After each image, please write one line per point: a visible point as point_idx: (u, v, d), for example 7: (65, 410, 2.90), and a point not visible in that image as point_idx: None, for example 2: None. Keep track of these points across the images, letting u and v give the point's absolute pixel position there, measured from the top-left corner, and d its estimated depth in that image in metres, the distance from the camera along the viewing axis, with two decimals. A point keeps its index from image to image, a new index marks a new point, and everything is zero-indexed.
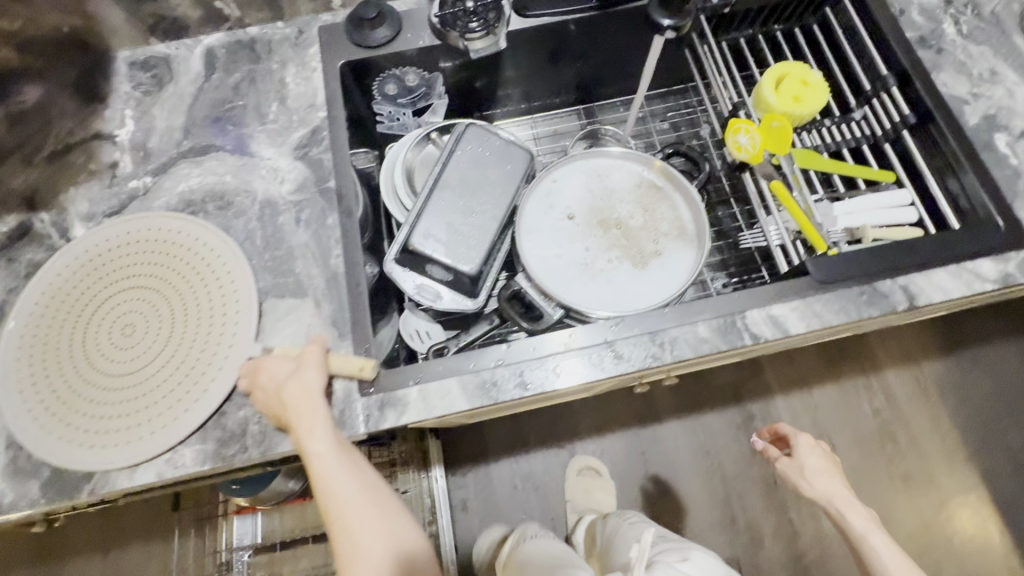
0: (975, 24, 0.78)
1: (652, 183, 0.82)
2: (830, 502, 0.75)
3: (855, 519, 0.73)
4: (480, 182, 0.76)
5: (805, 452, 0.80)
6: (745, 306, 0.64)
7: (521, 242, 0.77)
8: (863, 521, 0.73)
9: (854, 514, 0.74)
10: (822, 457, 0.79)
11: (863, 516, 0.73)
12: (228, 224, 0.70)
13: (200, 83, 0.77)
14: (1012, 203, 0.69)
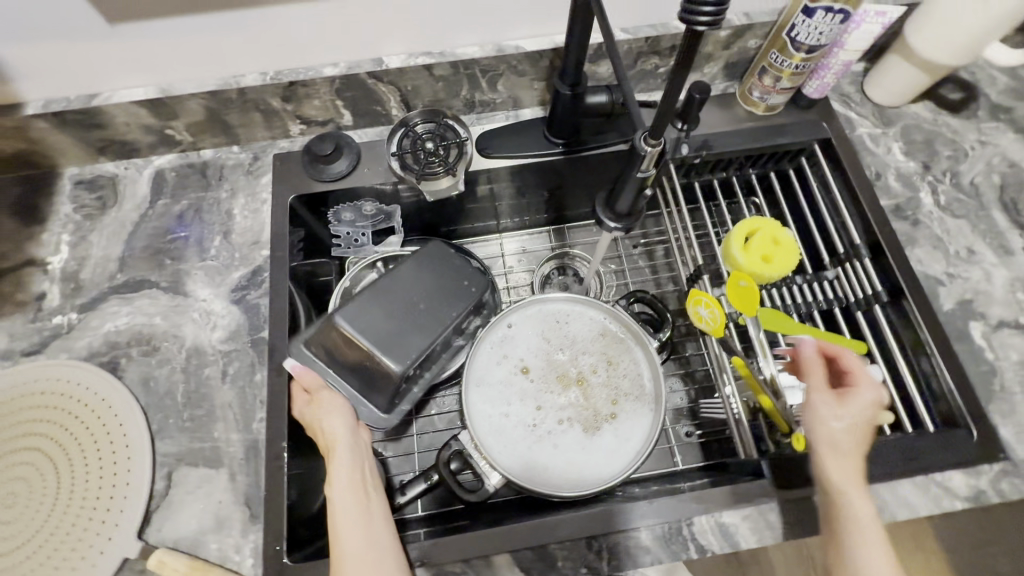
0: (952, 194, 0.76)
1: (613, 336, 0.78)
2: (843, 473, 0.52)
3: (864, 513, 0.50)
4: (421, 322, 0.65)
5: (857, 401, 0.55)
6: (692, 511, 0.59)
7: (466, 397, 0.72)
8: (872, 529, 0.49)
9: (864, 507, 0.50)
10: (868, 429, 0.55)
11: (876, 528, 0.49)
12: (150, 373, 0.65)
13: (144, 209, 0.74)
14: (987, 404, 0.64)
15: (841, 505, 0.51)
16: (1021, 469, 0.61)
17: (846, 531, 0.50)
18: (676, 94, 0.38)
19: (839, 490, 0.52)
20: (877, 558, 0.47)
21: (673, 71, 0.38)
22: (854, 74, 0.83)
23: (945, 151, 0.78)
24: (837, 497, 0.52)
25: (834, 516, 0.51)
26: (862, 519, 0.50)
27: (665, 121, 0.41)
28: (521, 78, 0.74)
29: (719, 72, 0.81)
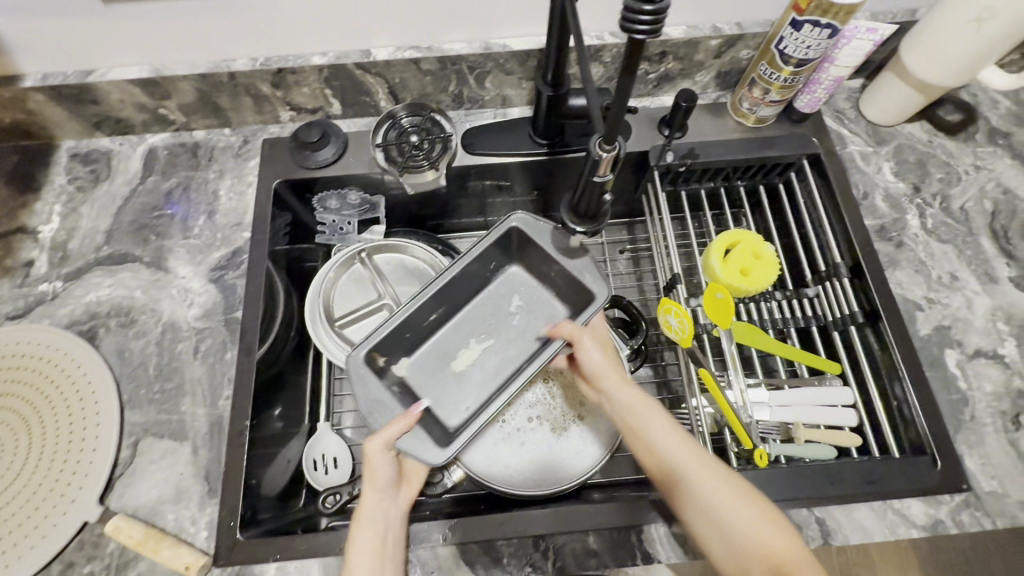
0: (941, 218, 0.74)
1: None
2: (666, 452, 0.56)
3: (696, 478, 0.53)
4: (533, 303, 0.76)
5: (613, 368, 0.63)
6: (645, 520, 0.59)
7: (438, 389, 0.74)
8: (711, 480, 0.53)
9: (692, 470, 0.54)
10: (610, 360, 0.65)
11: (712, 476, 0.53)
12: (126, 344, 0.67)
13: (134, 185, 0.77)
14: (954, 433, 0.63)
15: (677, 479, 0.54)
16: (983, 502, 0.60)
17: (700, 505, 0.53)
18: (622, 100, 0.40)
19: (671, 471, 0.55)
20: (727, 505, 0.52)
21: (619, 78, 0.39)
22: (850, 90, 0.82)
23: (937, 174, 0.77)
24: (673, 476, 0.55)
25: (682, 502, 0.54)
26: (700, 485, 0.53)
27: (614, 127, 0.42)
28: (508, 77, 0.75)
29: (712, 80, 0.81)
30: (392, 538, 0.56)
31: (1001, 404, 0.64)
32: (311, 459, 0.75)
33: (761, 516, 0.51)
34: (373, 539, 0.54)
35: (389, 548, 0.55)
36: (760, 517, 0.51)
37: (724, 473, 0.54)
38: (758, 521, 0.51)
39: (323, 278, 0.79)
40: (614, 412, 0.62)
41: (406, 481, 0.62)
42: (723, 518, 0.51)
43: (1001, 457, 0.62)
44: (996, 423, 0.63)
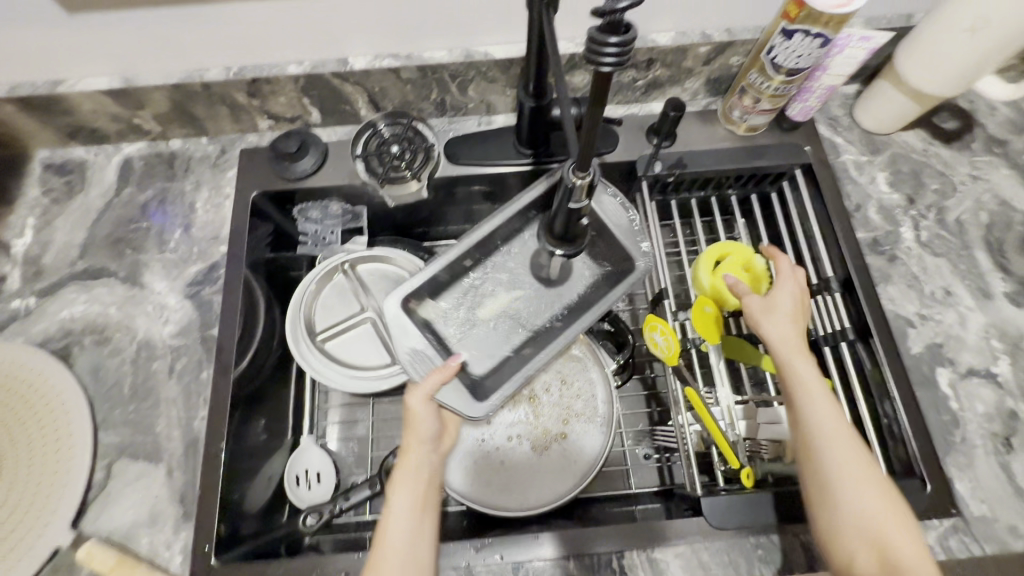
0: (935, 230, 0.72)
1: (572, 355, 0.77)
2: (820, 432, 0.54)
3: (848, 462, 0.52)
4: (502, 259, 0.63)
5: (794, 335, 0.59)
6: (628, 545, 0.58)
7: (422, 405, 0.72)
8: (857, 473, 0.52)
9: (842, 455, 0.53)
10: (795, 310, 0.61)
11: (863, 468, 0.52)
12: (100, 363, 0.66)
13: (109, 197, 0.75)
14: (944, 455, 0.62)
15: (811, 455, 0.54)
16: (971, 527, 0.59)
17: (854, 487, 0.51)
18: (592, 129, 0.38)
19: (824, 446, 0.53)
20: (871, 494, 0.51)
21: (589, 104, 0.37)
22: (845, 96, 0.79)
23: (932, 184, 0.75)
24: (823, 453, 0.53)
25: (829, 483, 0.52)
26: (846, 468, 0.52)
27: (587, 152, 0.40)
28: (491, 85, 0.73)
29: (702, 87, 0.78)
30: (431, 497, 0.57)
31: (993, 425, 0.62)
32: (294, 474, 0.74)
33: (899, 522, 0.50)
34: (417, 489, 0.55)
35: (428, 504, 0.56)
36: (871, 495, 0.52)
37: (854, 449, 0.53)
38: (897, 522, 0.50)
39: (304, 292, 0.78)
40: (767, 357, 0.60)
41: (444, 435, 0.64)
42: (873, 513, 0.50)
43: (991, 480, 0.60)
44: (986, 445, 0.62)
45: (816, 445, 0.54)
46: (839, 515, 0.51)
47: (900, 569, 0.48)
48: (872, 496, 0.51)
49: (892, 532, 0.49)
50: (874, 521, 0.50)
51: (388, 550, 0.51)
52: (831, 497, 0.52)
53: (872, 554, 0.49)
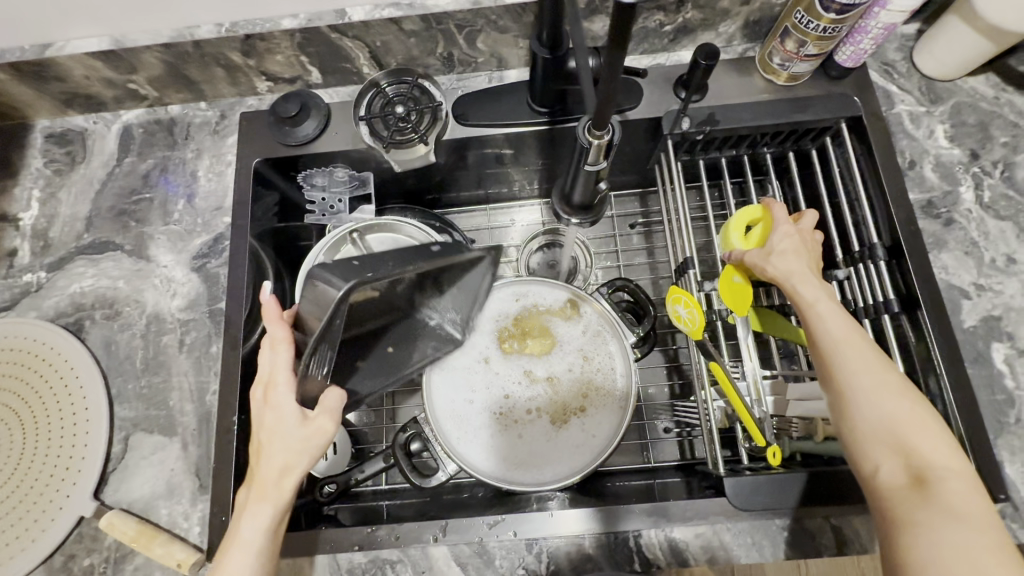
0: (1000, 190, 0.64)
1: (592, 327, 0.73)
2: (830, 341, 0.50)
3: (859, 369, 0.48)
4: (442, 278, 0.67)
5: (796, 260, 0.55)
6: (649, 523, 0.56)
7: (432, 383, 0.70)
8: (872, 379, 0.47)
9: (854, 364, 0.48)
10: (801, 245, 0.57)
11: (881, 375, 0.47)
12: (112, 337, 0.66)
13: (111, 167, 0.73)
14: (994, 438, 0.57)
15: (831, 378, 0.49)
16: (1021, 514, 0.54)
17: (871, 396, 0.47)
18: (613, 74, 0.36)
19: (836, 357, 0.49)
20: (891, 401, 0.46)
21: (608, 51, 0.35)
22: (904, 38, 0.70)
23: (1000, 137, 0.66)
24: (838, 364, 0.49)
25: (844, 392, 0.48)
26: (860, 378, 0.48)
27: (608, 104, 0.38)
28: (502, 35, 0.67)
29: (738, 31, 0.70)
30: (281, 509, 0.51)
31: None
32: None
33: (925, 425, 0.45)
34: (276, 526, 0.50)
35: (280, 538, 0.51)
36: (900, 400, 0.46)
37: (878, 361, 0.48)
38: (921, 426, 0.45)
39: (313, 264, 0.74)
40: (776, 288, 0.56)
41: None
42: (891, 419, 0.46)
43: None
44: None
45: (831, 362, 0.49)
46: (857, 423, 0.47)
47: (929, 474, 0.43)
48: (891, 404, 0.46)
49: (913, 436, 0.45)
50: (895, 429, 0.46)
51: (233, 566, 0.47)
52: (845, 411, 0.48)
53: (894, 464, 0.45)
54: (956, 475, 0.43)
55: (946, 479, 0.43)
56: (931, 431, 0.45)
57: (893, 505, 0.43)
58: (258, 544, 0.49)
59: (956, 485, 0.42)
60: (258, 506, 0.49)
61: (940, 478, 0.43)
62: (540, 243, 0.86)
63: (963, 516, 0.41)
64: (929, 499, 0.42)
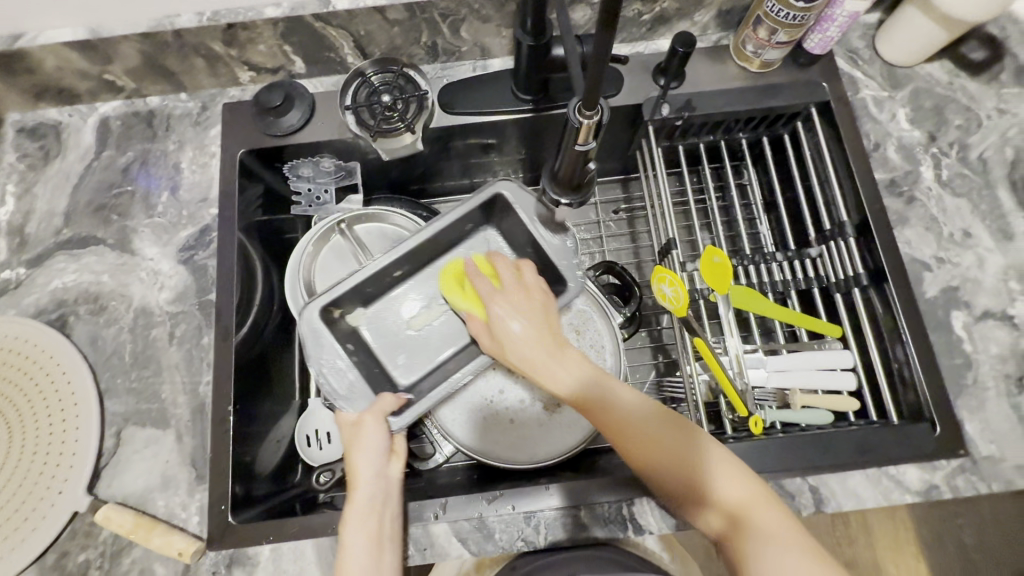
0: (956, 169, 0.69)
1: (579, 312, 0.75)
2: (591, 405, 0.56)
3: (657, 432, 0.53)
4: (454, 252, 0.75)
5: (523, 321, 0.60)
6: (626, 494, 0.59)
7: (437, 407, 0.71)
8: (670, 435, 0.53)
9: (642, 429, 0.54)
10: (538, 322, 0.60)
11: (642, 410, 0.55)
12: (97, 332, 0.65)
13: (89, 160, 0.71)
14: (954, 399, 0.61)
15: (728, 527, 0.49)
16: (980, 467, 0.59)
17: (674, 463, 0.52)
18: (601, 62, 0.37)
19: (643, 448, 0.53)
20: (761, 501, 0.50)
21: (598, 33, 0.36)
22: (866, 27, 0.74)
23: (956, 120, 0.70)
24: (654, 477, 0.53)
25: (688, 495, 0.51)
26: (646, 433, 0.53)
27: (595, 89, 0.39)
28: (485, 24, 0.68)
29: (712, 20, 0.73)
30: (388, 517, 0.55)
31: (1007, 367, 0.62)
32: (304, 434, 0.75)
33: (739, 471, 0.51)
34: (370, 523, 0.54)
35: (387, 533, 0.54)
36: (773, 508, 0.49)
37: (757, 504, 0.49)
38: (715, 465, 0.51)
39: (301, 253, 0.76)
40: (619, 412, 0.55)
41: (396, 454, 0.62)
42: (703, 486, 0.51)
43: (1003, 421, 0.60)
44: (999, 387, 0.61)
45: (631, 421, 0.54)
46: (755, 528, 0.48)
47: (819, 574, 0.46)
48: (721, 458, 0.52)
49: (717, 488, 0.50)
50: (709, 490, 0.51)
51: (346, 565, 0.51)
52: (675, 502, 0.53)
53: (787, 553, 0.46)
54: (777, 506, 0.50)
55: (778, 517, 0.49)
56: (747, 475, 0.51)
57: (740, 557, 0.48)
58: (354, 544, 0.52)
59: (781, 520, 0.49)
60: (352, 508, 0.54)
61: (766, 517, 0.49)
62: None
63: (797, 547, 0.47)
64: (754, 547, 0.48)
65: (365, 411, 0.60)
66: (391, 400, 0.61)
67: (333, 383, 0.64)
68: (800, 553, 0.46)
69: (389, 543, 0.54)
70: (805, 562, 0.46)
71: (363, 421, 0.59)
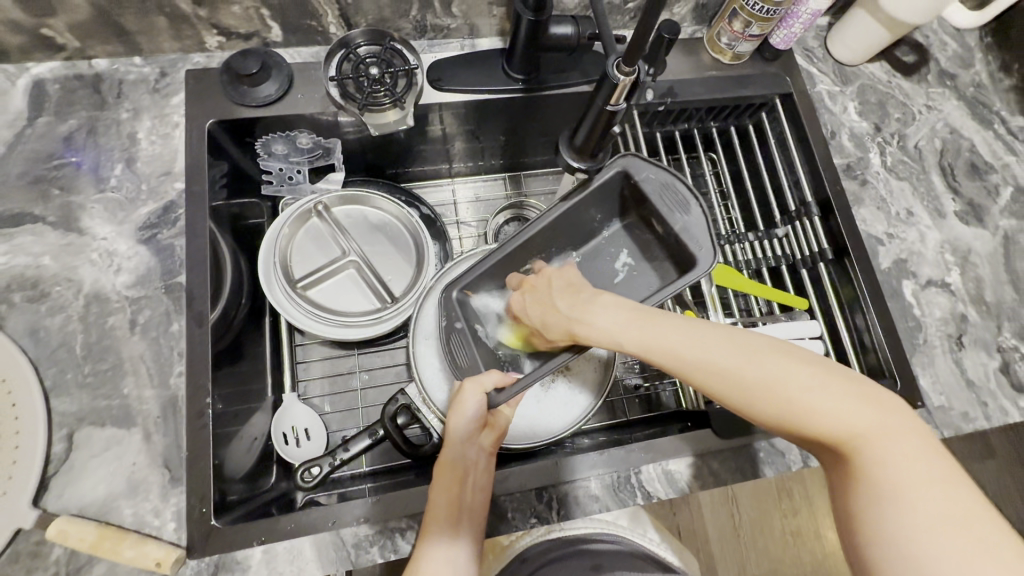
0: (898, 156, 0.77)
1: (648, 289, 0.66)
2: (640, 348, 0.50)
3: (743, 359, 0.46)
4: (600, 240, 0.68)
5: (548, 292, 0.58)
6: (595, 472, 0.60)
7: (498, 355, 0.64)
8: (763, 360, 0.46)
9: (721, 356, 0.47)
10: (562, 284, 0.58)
11: (711, 339, 0.48)
12: (38, 323, 0.56)
13: (20, 127, 0.62)
14: (910, 358, 0.68)
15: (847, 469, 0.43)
16: (933, 416, 0.66)
17: (765, 391, 0.45)
18: (645, 33, 0.42)
19: (727, 376, 0.46)
20: (871, 427, 0.43)
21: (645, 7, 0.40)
22: (818, 28, 0.81)
23: (895, 114, 0.79)
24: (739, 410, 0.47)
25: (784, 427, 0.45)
26: (728, 360, 0.47)
27: (637, 48, 0.44)
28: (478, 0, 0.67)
29: (688, 13, 0.77)
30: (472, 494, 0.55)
31: (948, 328, 0.70)
32: (281, 432, 0.69)
33: (852, 395, 0.44)
34: (452, 489, 0.54)
35: (466, 506, 0.54)
36: (892, 436, 0.42)
37: (869, 437, 0.42)
38: (819, 391, 0.44)
39: (276, 236, 0.71)
40: (685, 356, 0.48)
41: (492, 426, 0.59)
42: (804, 416, 0.44)
43: (949, 375, 0.68)
44: (944, 346, 0.69)
45: (699, 365, 0.47)
46: (877, 473, 0.41)
47: (968, 518, 0.38)
48: (809, 382, 0.45)
49: (821, 418, 0.44)
50: (812, 421, 0.44)
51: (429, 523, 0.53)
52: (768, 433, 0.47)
53: (925, 502, 0.39)
54: (905, 439, 0.42)
55: (909, 452, 0.41)
56: (863, 401, 0.44)
57: (851, 500, 0.42)
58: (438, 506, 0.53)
59: (911, 455, 0.41)
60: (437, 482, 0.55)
61: (884, 449, 0.42)
62: (506, 217, 0.84)
63: (933, 484, 0.39)
64: (863, 487, 0.41)
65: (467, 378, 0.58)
66: (493, 373, 0.58)
67: (454, 354, 0.61)
68: (938, 492, 0.39)
69: (465, 527, 0.53)
70: (936, 506, 0.38)
71: (463, 385, 0.58)
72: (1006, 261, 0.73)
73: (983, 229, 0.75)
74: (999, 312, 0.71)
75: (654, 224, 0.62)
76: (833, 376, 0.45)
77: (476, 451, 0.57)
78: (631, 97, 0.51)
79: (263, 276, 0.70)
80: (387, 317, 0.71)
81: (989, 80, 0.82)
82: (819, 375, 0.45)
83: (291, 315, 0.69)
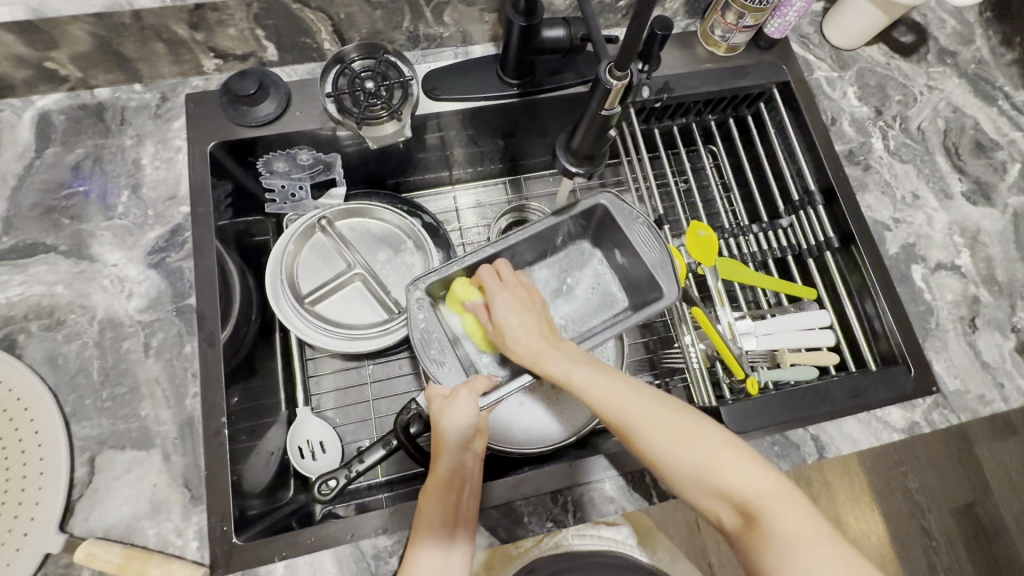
0: (901, 139, 0.77)
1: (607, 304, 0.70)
2: (586, 390, 0.54)
3: (668, 412, 0.52)
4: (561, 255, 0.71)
5: (519, 316, 0.60)
6: (609, 473, 0.60)
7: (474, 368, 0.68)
8: (686, 415, 0.52)
9: (646, 409, 0.52)
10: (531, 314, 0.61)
11: (645, 396, 0.53)
12: (56, 350, 0.58)
13: (29, 159, 0.63)
14: (923, 344, 0.68)
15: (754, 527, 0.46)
16: (949, 400, 0.65)
17: (686, 443, 0.50)
18: (637, 34, 0.41)
19: (655, 428, 0.51)
20: (769, 484, 0.47)
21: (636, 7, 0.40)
22: (814, 14, 0.81)
23: (895, 96, 0.78)
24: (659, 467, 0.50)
25: (701, 482, 0.49)
26: (652, 413, 0.52)
27: (631, 54, 0.44)
28: (469, 8, 0.67)
29: (681, 8, 0.77)
30: (466, 501, 0.55)
31: (961, 310, 0.69)
32: (296, 446, 0.70)
33: (753, 460, 0.49)
34: (449, 498, 0.54)
35: (463, 514, 0.54)
36: (790, 496, 0.46)
37: (771, 495, 0.47)
38: (734, 451, 0.49)
39: (282, 252, 0.72)
40: (619, 405, 0.52)
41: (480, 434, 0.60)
42: (720, 471, 0.48)
43: (962, 358, 0.67)
44: (957, 329, 0.68)
45: (632, 415, 0.52)
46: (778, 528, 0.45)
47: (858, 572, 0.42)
48: (725, 443, 0.50)
49: (732, 473, 0.48)
50: (724, 476, 0.48)
51: (422, 534, 0.52)
52: (681, 492, 0.50)
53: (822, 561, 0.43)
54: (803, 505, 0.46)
55: (800, 513, 0.45)
56: (762, 466, 0.49)
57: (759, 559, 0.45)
58: (433, 514, 0.52)
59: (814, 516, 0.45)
60: (428, 494, 0.54)
61: (784, 511, 0.45)
62: (508, 222, 0.84)
63: (828, 544, 0.44)
64: (771, 542, 0.44)
65: (459, 385, 0.59)
66: (484, 379, 0.59)
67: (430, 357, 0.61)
68: (831, 551, 0.43)
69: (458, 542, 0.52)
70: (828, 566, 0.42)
71: (456, 391, 0.58)
72: (1017, 240, 0.72)
73: (991, 209, 0.74)
74: (1012, 291, 0.70)
75: (616, 252, 0.68)
76: (738, 440, 0.51)
77: (470, 458, 0.56)
78: (626, 100, 0.51)
79: (271, 292, 0.70)
80: (395, 327, 0.72)
81: (991, 55, 0.80)
82: (731, 439, 0.51)
83: (298, 330, 0.69)
